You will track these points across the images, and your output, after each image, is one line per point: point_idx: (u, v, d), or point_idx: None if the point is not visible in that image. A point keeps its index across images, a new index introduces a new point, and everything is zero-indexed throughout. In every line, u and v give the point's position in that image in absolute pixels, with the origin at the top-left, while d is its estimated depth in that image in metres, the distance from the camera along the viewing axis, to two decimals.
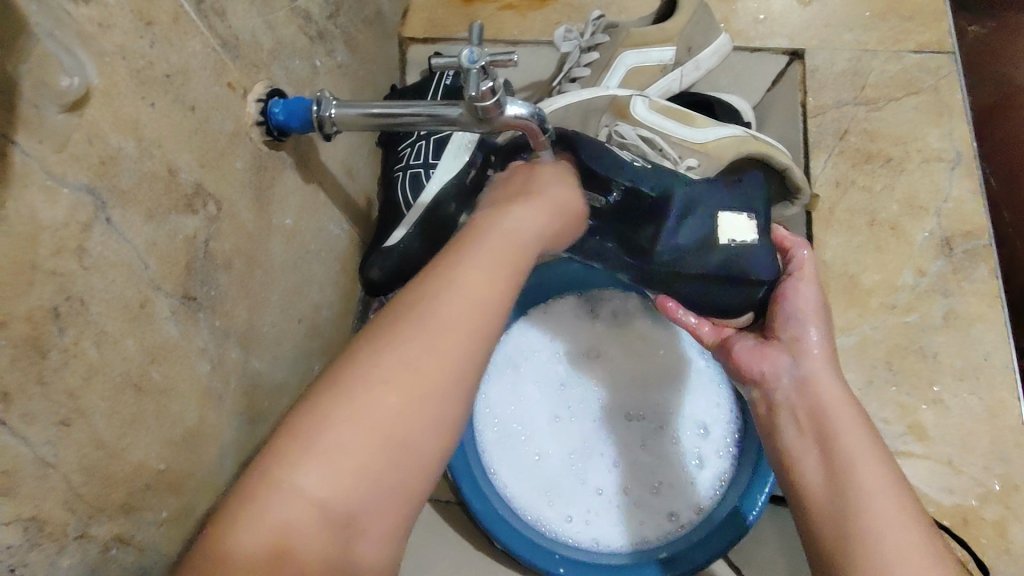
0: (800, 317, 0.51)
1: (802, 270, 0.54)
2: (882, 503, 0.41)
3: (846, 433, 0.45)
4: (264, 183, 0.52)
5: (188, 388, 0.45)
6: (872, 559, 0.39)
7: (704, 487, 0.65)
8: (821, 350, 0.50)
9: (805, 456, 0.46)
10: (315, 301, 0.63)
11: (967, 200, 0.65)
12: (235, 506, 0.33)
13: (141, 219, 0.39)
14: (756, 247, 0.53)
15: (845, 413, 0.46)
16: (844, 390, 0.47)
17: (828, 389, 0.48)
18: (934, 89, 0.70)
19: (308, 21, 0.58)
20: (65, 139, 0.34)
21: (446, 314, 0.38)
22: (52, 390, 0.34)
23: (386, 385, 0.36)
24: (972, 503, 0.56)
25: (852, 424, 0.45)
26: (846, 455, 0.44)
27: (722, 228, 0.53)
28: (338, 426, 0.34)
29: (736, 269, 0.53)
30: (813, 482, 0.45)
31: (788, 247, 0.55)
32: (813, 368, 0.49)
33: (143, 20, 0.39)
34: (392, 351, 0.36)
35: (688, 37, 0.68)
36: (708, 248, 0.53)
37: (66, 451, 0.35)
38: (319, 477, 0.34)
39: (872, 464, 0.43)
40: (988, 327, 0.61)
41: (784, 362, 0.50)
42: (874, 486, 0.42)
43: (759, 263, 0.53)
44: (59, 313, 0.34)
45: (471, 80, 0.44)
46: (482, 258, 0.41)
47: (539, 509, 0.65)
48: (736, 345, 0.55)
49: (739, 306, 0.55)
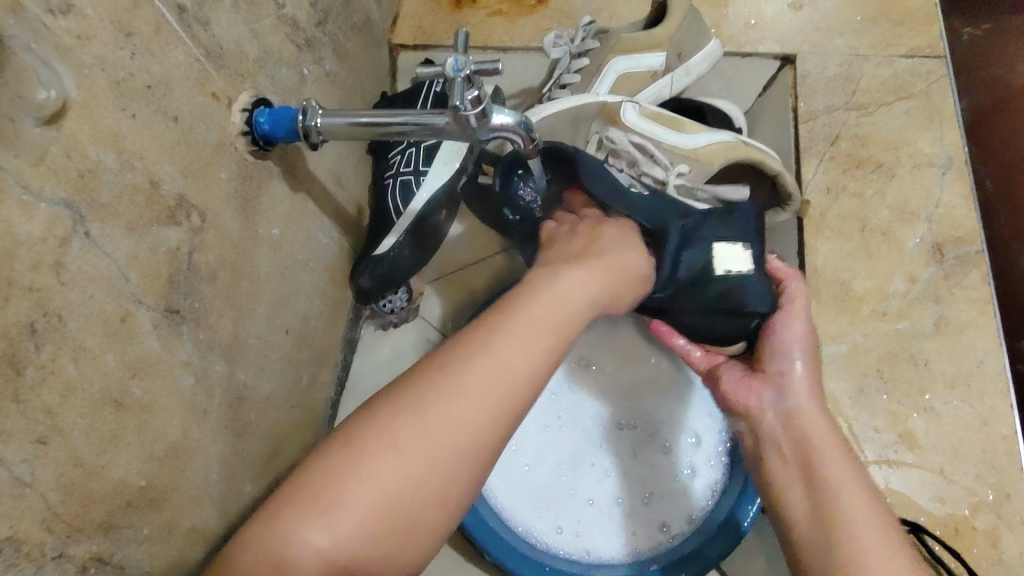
0: (789, 353, 0.51)
1: (794, 305, 0.53)
2: (868, 523, 0.41)
3: (829, 459, 0.45)
4: (249, 193, 0.52)
5: (171, 402, 0.44)
6: None
7: (695, 496, 0.65)
8: (806, 384, 0.49)
9: (789, 486, 0.46)
10: (303, 311, 0.63)
11: (957, 207, 0.65)
12: (242, 555, 0.35)
13: (121, 232, 0.39)
14: (750, 280, 0.53)
15: (825, 437, 0.46)
16: (828, 425, 0.47)
17: (812, 421, 0.47)
18: (925, 94, 0.70)
19: (295, 29, 0.58)
20: (42, 153, 0.33)
21: (488, 393, 0.38)
22: (29, 408, 0.33)
23: (412, 448, 0.37)
24: (964, 512, 0.56)
25: (834, 450, 0.45)
26: (828, 484, 0.44)
27: (717, 259, 0.53)
28: (351, 485, 0.35)
29: (730, 301, 0.53)
30: (798, 511, 0.44)
31: (782, 278, 0.55)
32: (798, 400, 0.48)
33: (124, 31, 0.38)
34: (426, 409, 0.37)
35: (679, 42, 0.68)
36: (704, 280, 0.53)
37: (44, 469, 0.35)
38: (327, 538, 0.35)
39: (855, 488, 0.43)
40: (979, 334, 0.61)
41: (768, 395, 0.50)
42: (858, 508, 0.42)
43: (751, 296, 0.52)
44: (36, 329, 0.33)
45: (456, 89, 0.44)
46: (519, 330, 0.41)
47: (529, 520, 0.64)
48: (725, 374, 0.55)
49: (732, 336, 0.55)
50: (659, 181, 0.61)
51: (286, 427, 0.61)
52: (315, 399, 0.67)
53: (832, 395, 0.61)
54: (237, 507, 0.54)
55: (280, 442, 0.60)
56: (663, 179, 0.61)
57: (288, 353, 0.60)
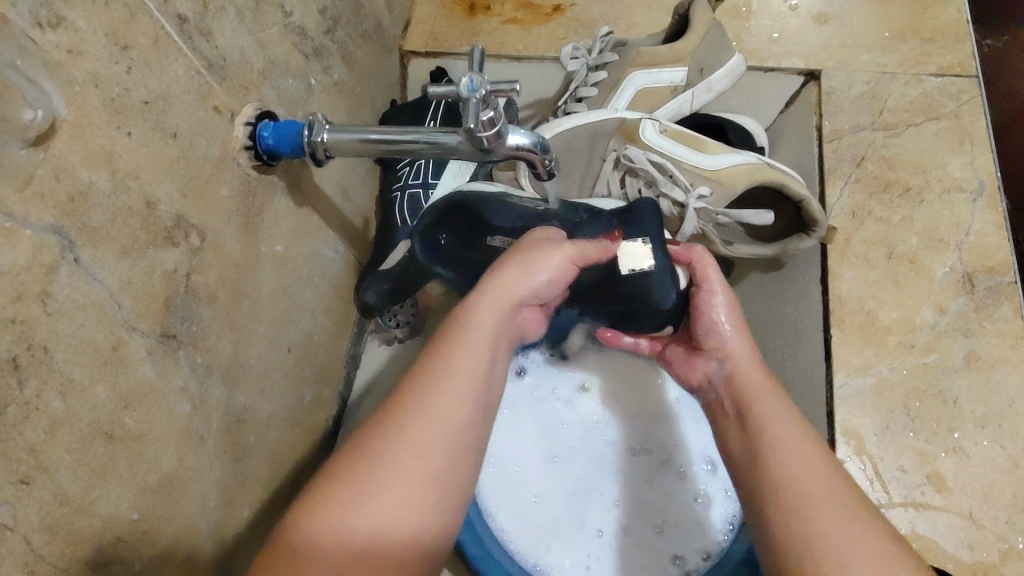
0: (716, 326, 0.50)
1: (709, 281, 0.51)
2: (799, 453, 0.40)
3: (782, 429, 0.41)
4: (252, 209, 0.50)
5: (165, 431, 0.42)
6: (782, 503, 0.38)
7: (713, 527, 0.63)
8: (740, 346, 0.49)
9: (730, 428, 0.45)
10: (306, 328, 0.61)
11: (990, 234, 0.62)
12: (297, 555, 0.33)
13: (114, 256, 0.37)
14: (656, 276, 0.54)
15: (777, 406, 0.43)
16: (765, 372, 0.46)
17: (750, 371, 0.47)
18: (955, 115, 0.67)
19: (303, 38, 0.55)
20: (27, 176, 0.31)
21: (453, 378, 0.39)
22: (10, 449, 0.31)
23: (383, 459, 0.36)
24: (994, 559, 0.53)
25: (765, 387, 0.45)
26: (759, 417, 0.43)
27: (621, 258, 0.55)
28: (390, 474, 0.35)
29: (642, 296, 0.54)
30: (735, 447, 0.44)
31: (687, 257, 0.53)
32: (736, 363, 0.48)
33: (119, 44, 0.36)
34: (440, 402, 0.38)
35: (701, 57, 0.65)
36: (614, 280, 0.55)
37: (27, 511, 0.33)
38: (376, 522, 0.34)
39: (789, 423, 0.42)
40: (1011, 370, 0.58)
41: (711, 365, 0.50)
42: (810, 487, 0.38)
43: (662, 288, 0.53)
44: (18, 364, 0.31)
45: (470, 110, 0.41)
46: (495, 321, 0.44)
47: (539, 553, 0.63)
48: (673, 357, 0.56)
49: (659, 324, 0.56)
50: (680, 203, 0.59)
51: (288, 450, 0.59)
52: (317, 418, 0.65)
53: (855, 431, 0.58)
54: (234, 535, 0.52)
55: (280, 465, 0.59)
56: (683, 201, 0.59)
57: (290, 372, 0.59)
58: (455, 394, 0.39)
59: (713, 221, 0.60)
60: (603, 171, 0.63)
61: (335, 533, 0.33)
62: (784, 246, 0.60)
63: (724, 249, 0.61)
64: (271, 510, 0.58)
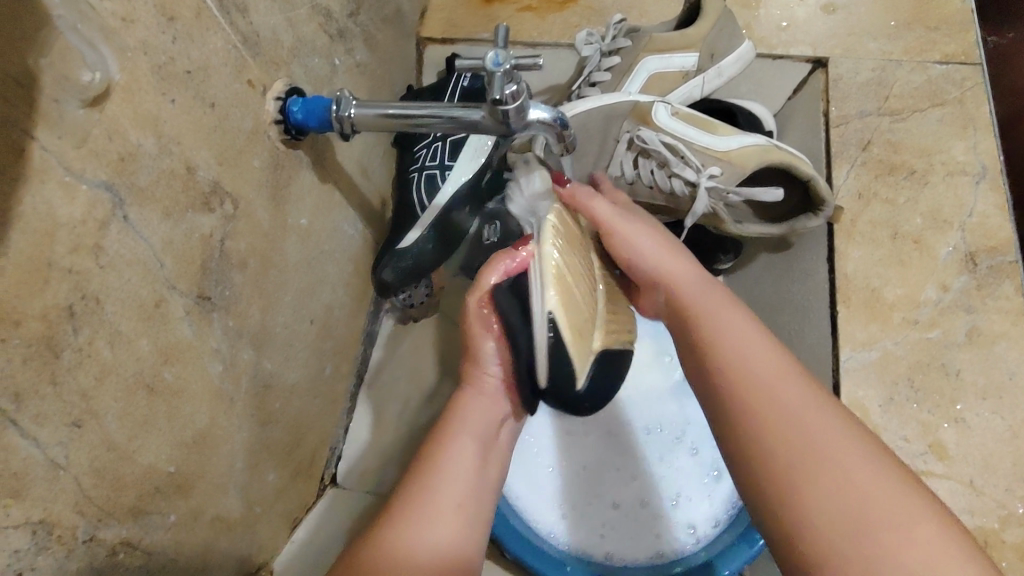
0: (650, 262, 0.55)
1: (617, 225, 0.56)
2: (793, 430, 0.42)
3: (780, 409, 0.43)
4: (280, 181, 0.52)
5: (199, 390, 0.44)
6: (787, 485, 0.41)
7: (721, 500, 0.67)
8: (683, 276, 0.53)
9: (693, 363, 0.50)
10: (327, 301, 0.63)
11: (992, 216, 0.64)
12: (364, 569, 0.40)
13: (157, 217, 0.39)
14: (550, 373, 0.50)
15: (769, 383, 0.44)
16: (737, 318, 0.49)
17: (715, 318, 0.49)
18: (959, 102, 0.69)
19: (328, 19, 0.57)
20: (85, 134, 0.33)
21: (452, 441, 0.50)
22: (65, 390, 0.33)
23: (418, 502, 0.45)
24: (994, 525, 0.55)
25: (744, 343, 0.47)
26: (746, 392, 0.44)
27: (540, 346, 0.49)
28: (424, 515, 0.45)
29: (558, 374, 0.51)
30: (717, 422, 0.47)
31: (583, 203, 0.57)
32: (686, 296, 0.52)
33: (166, 15, 0.38)
34: (450, 462, 0.48)
35: (712, 43, 0.67)
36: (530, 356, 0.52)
37: (78, 452, 0.34)
38: (422, 542, 0.43)
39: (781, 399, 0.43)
40: (1012, 346, 0.59)
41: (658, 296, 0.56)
42: (827, 474, 0.39)
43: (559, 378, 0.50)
44: (74, 312, 0.33)
45: (495, 82, 0.43)
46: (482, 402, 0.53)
47: (552, 521, 0.66)
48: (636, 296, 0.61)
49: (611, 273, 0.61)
50: (691, 182, 0.61)
51: (307, 419, 0.61)
52: (336, 390, 0.68)
53: (860, 403, 0.60)
54: (258, 497, 0.54)
55: (301, 433, 0.61)
56: (694, 181, 0.61)
57: (313, 344, 0.61)
58: (462, 448, 0.49)
59: (723, 200, 0.61)
60: (616, 151, 0.64)
61: (397, 547, 0.42)
62: (792, 224, 0.63)
63: (733, 227, 0.63)
64: (291, 476, 0.60)
